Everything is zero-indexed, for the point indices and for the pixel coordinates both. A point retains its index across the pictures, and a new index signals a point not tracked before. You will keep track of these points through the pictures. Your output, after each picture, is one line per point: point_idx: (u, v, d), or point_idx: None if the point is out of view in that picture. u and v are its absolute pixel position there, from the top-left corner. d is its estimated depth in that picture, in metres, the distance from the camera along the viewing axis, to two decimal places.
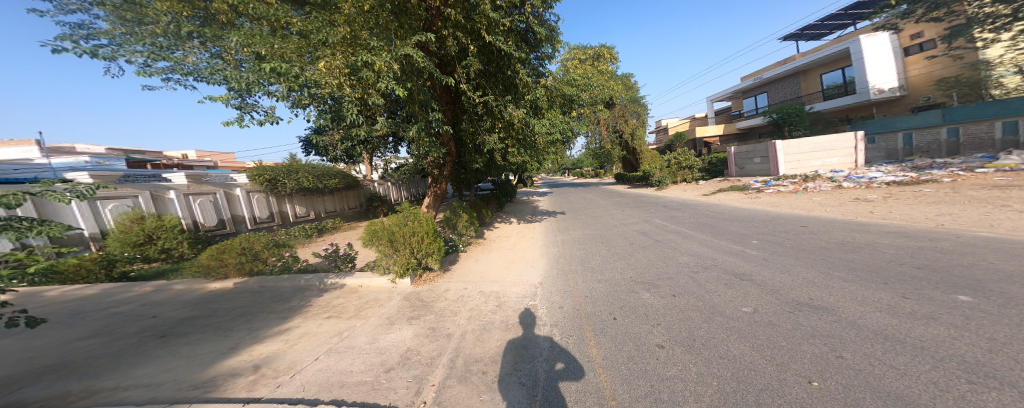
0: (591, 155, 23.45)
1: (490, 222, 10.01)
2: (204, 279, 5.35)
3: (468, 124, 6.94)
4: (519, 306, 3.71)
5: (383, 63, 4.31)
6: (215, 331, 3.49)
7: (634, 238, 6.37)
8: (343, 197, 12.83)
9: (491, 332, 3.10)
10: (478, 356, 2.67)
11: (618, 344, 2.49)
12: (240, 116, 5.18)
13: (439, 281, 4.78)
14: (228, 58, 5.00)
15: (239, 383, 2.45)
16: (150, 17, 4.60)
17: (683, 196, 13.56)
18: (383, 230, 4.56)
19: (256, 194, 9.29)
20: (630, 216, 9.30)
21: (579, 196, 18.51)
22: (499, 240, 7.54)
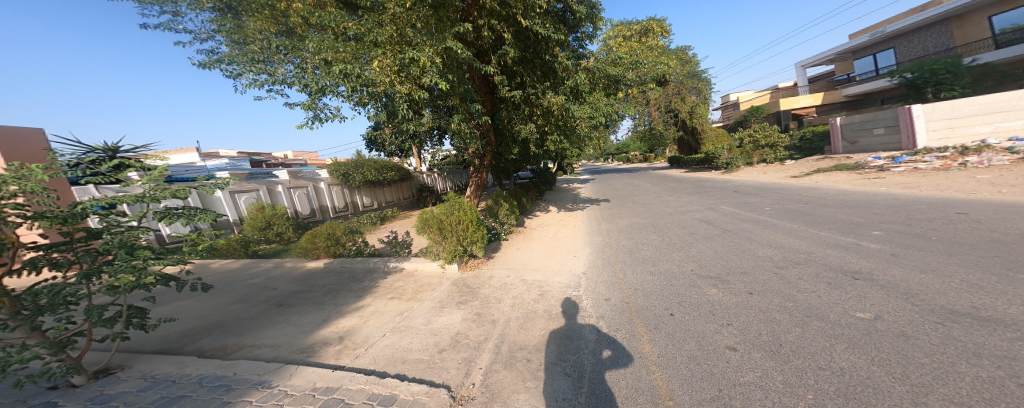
0: (643, 138, 21.70)
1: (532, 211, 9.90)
2: (304, 259, 6.30)
3: (506, 113, 6.81)
4: (564, 295, 3.53)
5: (426, 58, 4.42)
6: (312, 304, 4.07)
7: (695, 227, 5.60)
8: (401, 187, 13.71)
9: (535, 320, 2.99)
10: (523, 344, 2.59)
11: (678, 343, 2.16)
12: (312, 116, 5.93)
13: (484, 267, 4.88)
14: (302, 65, 5.84)
15: (328, 351, 2.81)
16: (249, 36, 5.62)
17: (763, 179, 11.52)
18: (433, 219, 4.79)
19: (335, 187, 10.66)
20: (689, 203, 8.21)
21: (627, 182, 17.21)
22: (540, 229, 7.38)
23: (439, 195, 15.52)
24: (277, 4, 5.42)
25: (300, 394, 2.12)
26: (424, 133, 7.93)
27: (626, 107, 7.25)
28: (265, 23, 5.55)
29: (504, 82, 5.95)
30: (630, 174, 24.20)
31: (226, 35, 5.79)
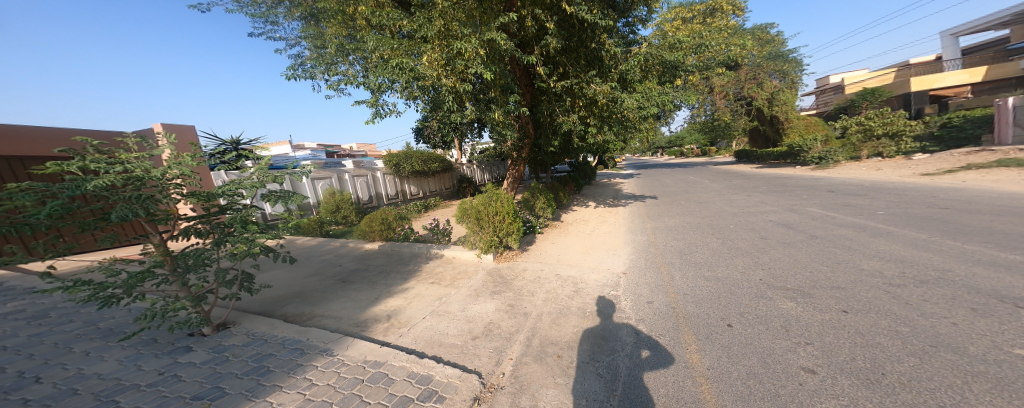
0: (704, 128, 19.82)
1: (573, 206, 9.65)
2: (361, 240, 6.95)
3: (546, 105, 6.62)
4: (600, 294, 3.41)
5: (471, 50, 4.49)
6: (366, 283, 4.50)
7: (768, 232, 4.97)
8: (443, 179, 14.24)
9: (568, 317, 2.94)
10: (554, 339, 2.57)
11: (732, 356, 1.97)
12: (374, 112, 6.47)
13: (518, 260, 4.92)
14: (364, 64, 6.37)
15: (377, 327, 3.09)
16: (327, 41, 6.37)
17: (876, 178, 9.66)
18: (471, 209, 4.94)
19: (388, 175, 11.50)
20: (762, 204, 7.27)
21: (680, 177, 15.90)
22: (576, 224, 7.19)
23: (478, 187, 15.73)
24: (345, 8, 5.95)
25: (354, 364, 2.37)
26: (465, 125, 8.21)
27: (681, 96, 6.62)
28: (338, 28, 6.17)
29: (546, 72, 5.80)
30: (687, 168, 22.19)
31: (311, 42, 6.74)
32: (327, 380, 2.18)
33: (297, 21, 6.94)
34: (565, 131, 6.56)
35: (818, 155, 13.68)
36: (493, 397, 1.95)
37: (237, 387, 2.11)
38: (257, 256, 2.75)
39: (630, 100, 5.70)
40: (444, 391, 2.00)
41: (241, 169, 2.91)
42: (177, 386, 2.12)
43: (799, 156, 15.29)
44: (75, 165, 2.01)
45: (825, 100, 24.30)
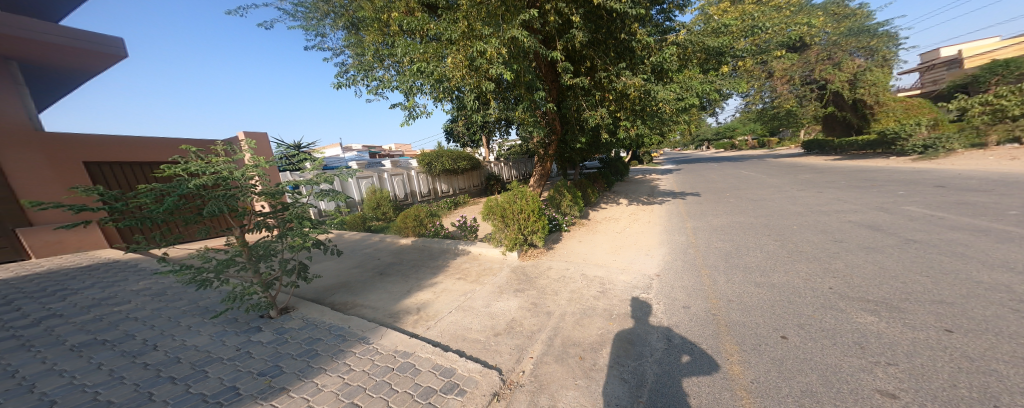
0: (762, 117, 17.97)
1: (604, 203, 9.33)
2: (397, 235, 7.30)
3: (572, 100, 6.44)
4: (629, 296, 3.26)
5: (492, 49, 4.48)
6: (400, 276, 4.73)
7: (845, 235, 4.37)
8: (472, 176, 14.40)
9: (593, 318, 2.85)
10: (576, 340, 2.52)
11: (778, 372, 1.80)
12: (408, 114, 6.75)
13: (544, 258, 4.87)
14: (397, 69, 6.66)
15: (407, 319, 3.25)
16: (364, 49, 6.75)
17: (1008, 170, 7.91)
18: (497, 206, 4.98)
19: (421, 174, 11.96)
20: (840, 202, 6.35)
21: (729, 172, 14.64)
22: (606, 222, 6.95)
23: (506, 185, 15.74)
24: (380, 16, 6.24)
25: (386, 352, 2.53)
26: (492, 124, 8.31)
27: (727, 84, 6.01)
28: (374, 36, 6.52)
29: (568, 67, 5.63)
30: (736, 162, 20.36)
31: (353, 50, 7.14)
32: (363, 366, 2.34)
33: (341, 31, 7.40)
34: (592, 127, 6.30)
35: (923, 143, 11.56)
36: (512, 395, 1.97)
37: (291, 367, 2.34)
38: (311, 249, 3.10)
39: (664, 92, 5.32)
40: (465, 385, 2.06)
41: (302, 169, 3.15)
42: (246, 361, 2.42)
43: (894, 144, 13.15)
44: (178, 171, 2.44)
45: (935, 78, 20.28)
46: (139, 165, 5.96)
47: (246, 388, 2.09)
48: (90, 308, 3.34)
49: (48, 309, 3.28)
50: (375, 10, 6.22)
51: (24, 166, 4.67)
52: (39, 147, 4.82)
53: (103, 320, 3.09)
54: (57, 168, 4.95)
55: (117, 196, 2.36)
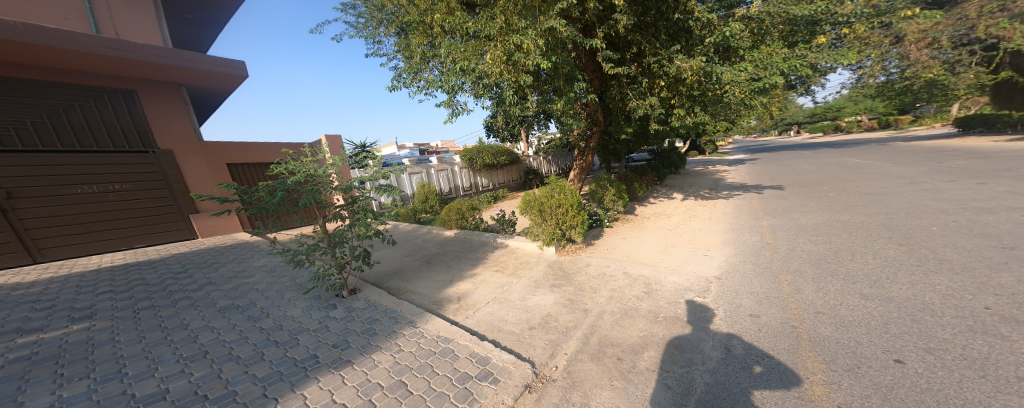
0: (872, 94, 14.75)
1: (654, 198, 8.69)
2: (442, 227, 7.65)
3: (616, 89, 6.10)
4: (678, 299, 2.98)
5: (530, 41, 4.41)
6: (443, 266, 4.98)
7: (1014, 241, 3.35)
8: (512, 170, 14.42)
9: (636, 319, 2.67)
10: (614, 340, 2.40)
11: (871, 400, 1.51)
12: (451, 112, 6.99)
13: (582, 254, 4.72)
14: (440, 69, 6.91)
15: (448, 308, 3.41)
16: (412, 51, 7.14)
17: None
18: (535, 201, 4.95)
19: (463, 169, 12.34)
20: (1004, 199, 4.88)
21: (817, 162, 12.46)
22: (656, 218, 6.48)
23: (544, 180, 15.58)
24: (423, 19, 6.54)
25: (430, 337, 2.69)
26: (531, 117, 8.24)
27: (821, 57, 4.98)
28: (420, 38, 6.85)
29: (611, 56, 5.31)
30: (825, 150, 17.26)
31: (402, 53, 7.56)
32: (411, 348, 2.52)
33: (393, 36, 7.86)
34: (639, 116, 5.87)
35: None
36: (544, 389, 1.97)
37: (356, 342, 2.62)
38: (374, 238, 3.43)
39: (728, 73, 4.70)
40: (499, 374, 2.11)
41: (365, 166, 3.44)
42: (324, 333, 2.79)
43: None
44: (277, 169, 2.92)
45: None
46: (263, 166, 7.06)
47: (324, 357, 2.42)
48: (232, 278, 4.16)
49: (207, 277, 4.20)
50: (419, 13, 6.51)
51: (192, 167, 6.03)
52: (201, 153, 6.13)
53: (239, 288, 3.82)
54: (212, 169, 6.25)
55: (244, 191, 2.95)
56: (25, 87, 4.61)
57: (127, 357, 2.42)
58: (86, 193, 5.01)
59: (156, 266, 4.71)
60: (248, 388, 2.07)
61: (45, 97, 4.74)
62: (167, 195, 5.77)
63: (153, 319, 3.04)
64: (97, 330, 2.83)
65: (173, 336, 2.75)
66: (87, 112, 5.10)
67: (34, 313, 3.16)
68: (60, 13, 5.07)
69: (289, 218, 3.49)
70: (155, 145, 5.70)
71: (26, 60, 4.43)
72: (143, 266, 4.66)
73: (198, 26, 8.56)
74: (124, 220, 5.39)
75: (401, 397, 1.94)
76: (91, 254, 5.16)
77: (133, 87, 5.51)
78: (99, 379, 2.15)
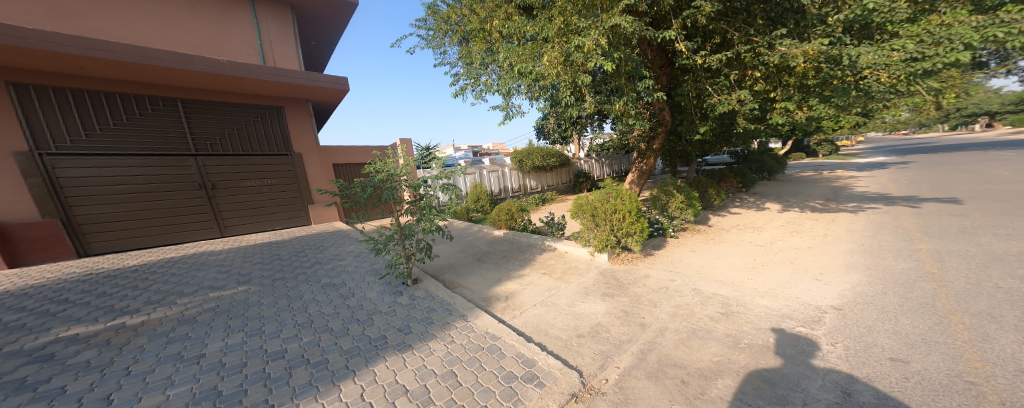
0: None
1: (733, 208, 7.59)
2: (491, 226, 7.79)
3: (690, 85, 5.51)
4: (771, 326, 2.51)
5: (592, 41, 4.26)
6: (492, 265, 5.06)
7: None
8: (562, 173, 14.15)
9: (709, 342, 2.36)
10: (678, 360, 2.19)
11: None
12: (505, 114, 7.13)
13: (639, 264, 4.39)
14: (496, 73, 7.10)
15: (497, 306, 3.47)
16: (473, 57, 7.45)
17: None
18: (587, 205, 4.77)
19: (513, 170, 12.49)
20: None
21: (970, 171, 9.64)
22: (735, 230, 5.69)
23: (595, 184, 15.01)
24: (484, 26, 6.83)
25: (479, 332, 2.77)
26: (585, 119, 7.98)
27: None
28: (480, 43, 7.15)
29: (693, 45, 4.78)
30: (1011, 153, 12.70)
31: (464, 61, 7.95)
32: (462, 340, 2.62)
33: (457, 44, 8.29)
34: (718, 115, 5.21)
35: None
36: (592, 400, 1.88)
37: (416, 328, 2.82)
38: (438, 233, 3.68)
39: (869, 53, 3.61)
40: (545, 379, 2.07)
41: (431, 166, 3.67)
42: (393, 316, 3.07)
43: None
44: (370, 167, 3.29)
45: None
46: (354, 165, 8.42)
47: (391, 338, 2.65)
48: (330, 259, 4.88)
49: (315, 257, 5.02)
50: (480, 21, 6.79)
51: (311, 166, 7.62)
52: (316, 155, 7.72)
53: (335, 269, 4.43)
54: (322, 168, 7.79)
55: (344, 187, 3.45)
56: (223, 107, 6.53)
57: (265, 317, 3.05)
58: (252, 187, 6.82)
59: (259, 247, 5.65)
60: (335, 357, 2.38)
61: (233, 115, 6.65)
62: (295, 189, 7.41)
63: (282, 288, 3.76)
64: (250, 293, 3.64)
65: (293, 304, 3.34)
66: (255, 124, 6.90)
67: (218, 274, 4.28)
68: (244, 50, 6.88)
69: (374, 210, 3.93)
70: (292, 149, 7.38)
71: (225, 87, 6.24)
72: (282, 245, 5.87)
73: (313, 49, 10.34)
74: (269, 208, 7.08)
75: (450, 387, 2.03)
76: (253, 232, 6.93)
77: (282, 104, 7.23)
78: (248, 333, 2.76)
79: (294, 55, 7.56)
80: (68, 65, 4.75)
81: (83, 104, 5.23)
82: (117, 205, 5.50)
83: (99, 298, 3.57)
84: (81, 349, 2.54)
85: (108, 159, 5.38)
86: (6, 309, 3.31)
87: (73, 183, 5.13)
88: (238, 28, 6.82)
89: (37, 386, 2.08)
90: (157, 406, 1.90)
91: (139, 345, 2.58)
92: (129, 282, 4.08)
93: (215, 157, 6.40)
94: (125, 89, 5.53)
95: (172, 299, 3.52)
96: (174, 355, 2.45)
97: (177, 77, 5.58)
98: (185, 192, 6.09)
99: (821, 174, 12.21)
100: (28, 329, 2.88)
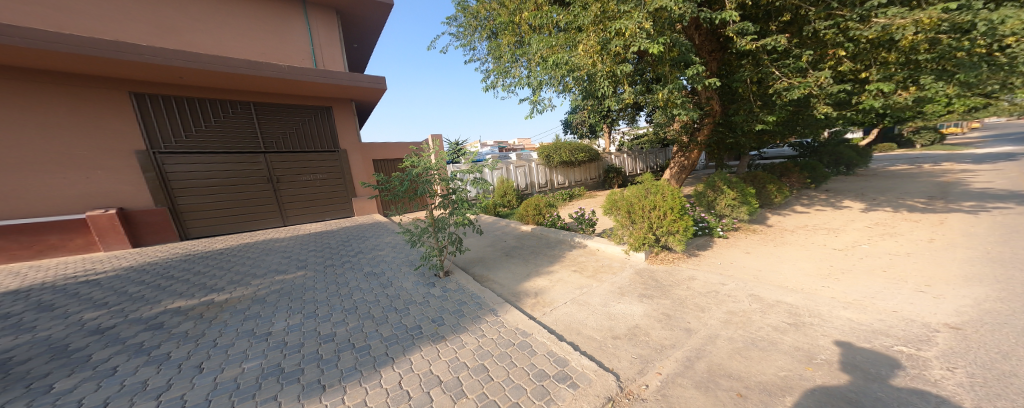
0: None
1: (799, 208, 6.83)
2: (519, 222, 7.80)
3: (749, 69, 4.99)
4: (860, 343, 2.20)
5: (635, 25, 4.03)
6: (521, 260, 5.08)
7: None
8: (591, 168, 13.78)
9: (773, 354, 2.15)
10: (733, 371, 2.04)
11: None
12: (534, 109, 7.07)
13: (681, 265, 4.15)
14: (527, 65, 7.04)
15: (526, 302, 3.47)
16: (503, 52, 7.44)
17: None
18: (622, 201, 4.59)
19: (541, 165, 12.37)
20: None
21: None
22: (793, 232, 5.16)
23: (627, 179, 14.48)
24: (514, 18, 6.76)
25: (508, 327, 2.77)
26: (618, 110, 7.71)
27: None
28: (510, 36, 7.11)
29: (752, 27, 4.32)
30: None
31: (493, 55, 7.99)
32: (493, 335, 2.64)
33: (486, 40, 8.36)
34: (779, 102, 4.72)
35: None
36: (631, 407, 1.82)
37: (449, 320, 2.89)
38: (469, 226, 3.76)
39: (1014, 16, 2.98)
40: (578, 380, 2.03)
41: (462, 161, 3.71)
42: (427, 307, 3.17)
43: None
44: (406, 161, 3.43)
45: None
46: (392, 161, 8.76)
47: (425, 329, 2.74)
48: (371, 249, 5.17)
49: (358, 246, 5.35)
50: (510, 15, 6.77)
51: (355, 162, 8.07)
52: (360, 150, 8.13)
53: (375, 258, 4.69)
54: (364, 163, 8.20)
55: (382, 182, 3.61)
56: (281, 109, 7.13)
57: (319, 301, 3.29)
58: (306, 181, 7.40)
59: (307, 237, 6.10)
60: (377, 344, 2.50)
61: (291, 116, 7.23)
62: (342, 183, 7.92)
63: (332, 274, 4.03)
64: (307, 278, 3.96)
65: (341, 290, 3.58)
66: (309, 124, 7.44)
67: (281, 259, 4.73)
68: (302, 56, 7.46)
69: (410, 203, 4.07)
70: (340, 146, 7.84)
71: (283, 90, 6.80)
72: (331, 234, 6.28)
73: (355, 52, 10.91)
74: (321, 201, 7.64)
75: (482, 381, 2.06)
76: (307, 222, 7.52)
77: (330, 104, 7.71)
78: (305, 315, 3.00)
79: (341, 58, 8.02)
80: (171, 76, 5.52)
81: (184, 109, 6.10)
82: (216, 194, 6.39)
83: (195, 275, 4.11)
84: (182, 320, 2.93)
85: (200, 156, 6.20)
86: (131, 282, 3.93)
87: (184, 177, 6.10)
88: (295, 35, 7.37)
89: (150, 351, 2.45)
90: (235, 378, 2.12)
91: (223, 320, 2.93)
92: (212, 263, 4.62)
93: (279, 154, 7.04)
94: (211, 95, 6.30)
95: (249, 279, 3.94)
96: (248, 331, 2.73)
97: (244, 83, 6.17)
98: (255, 186, 6.77)
99: (922, 170, 10.38)
100: (143, 300, 3.39)
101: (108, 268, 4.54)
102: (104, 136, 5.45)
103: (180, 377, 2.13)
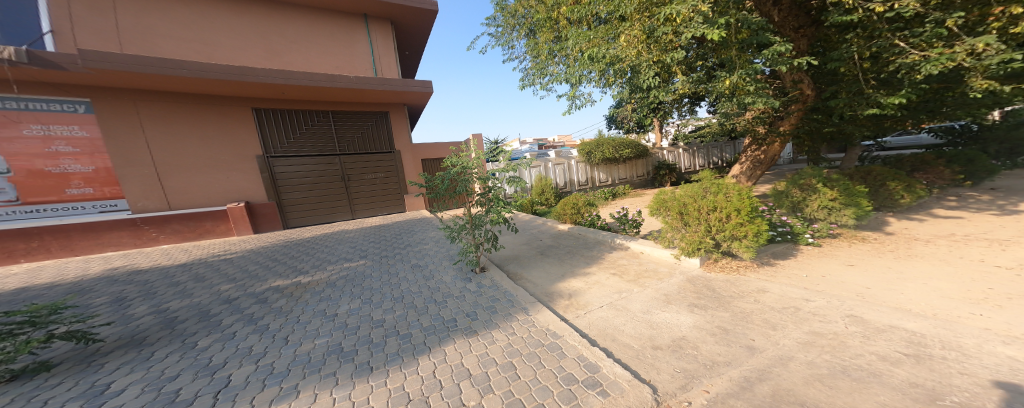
0: None
1: (914, 213, 5.61)
2: (557, 220, 7.60)
3: (842, 50, 4.23)
4: (1006, 386, 1.73)
5: (689, 8, 3.66)
6: (557, 260, 4.94)
7: None
8: (636, 165, 13.01)
9: (872, 387, 1.81)
10: (806, 400, 1.76)
11: None
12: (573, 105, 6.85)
13: (748, 275, 3.70)
14: (565, 59, 6.84)
15: (559, 303, 3.34)
16: (541, 48, 7.31)
17: None
18: (673, 202, 4.22)
19: (580, 162, 11.99)
20: None
21: None
22: (891, 243, 4.35)
23: (682, 176, 13.29)
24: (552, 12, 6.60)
25: (539, 327, 2.69)
26: (669, 102, 7.14)
27: None
28: (548, 31, 6.96)
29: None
30: None
31: (532, 53, 7.88)
32: (523, 334, 2.58)
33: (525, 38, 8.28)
34: (900, 78, 3.84)
35: None
36: None
37: (482, 316, 2.89)
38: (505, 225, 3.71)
39: None
40: (609, 388, 1.89)
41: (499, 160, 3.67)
42: (463, 301, 3.20)
43: None
44: (447, 161, 3.53)
45: None
46: (436, 161, 9.03)
47: (460, 322, 2.76)
48: (414, 242, 5.43)
49: (405, 239, 5.65)
50: (547, 11, 6.62)
51: (407, 162, 8.47)
52: (410, 151, 8.53)
53: (420, 251, 4.91)
54: (414, 163, 8.58)
55: (428, 179, 3.73)
56: (349, 115, 7.72)
57: (375, 289, 3.51)
58: (366, 179, 7.94)
59: (361, 230, 6.56)
60: (417, 334, 2.57)
61: (358, 120, 7.83)
62: (398, 182, 8.38)
63: (385, 265, 4.29)
64: (366, 266, 4.26)
65: (393, 279, 3.78)
66: (371, 128, 8.01)
67: (345, 248, 5.16)
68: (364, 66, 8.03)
69: (451, 201, 4.15)
70: (394, 147, 8.29)
71: (348, 98, 7.38)
72: (387, 228, 6.67)
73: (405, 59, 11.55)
74: (378, 198, 8.17)
75: (509, 379, 2.01)
76: (371, 216, 8.12)
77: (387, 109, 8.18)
78: (364, 300, 3.21)
79: (396, 65, 8.47)
80: (276, 91, 6.50)
81: (287, 118, 7.15)
82: (308, 192, 7.33)
83: (290, 259, 4.68)
84: (278, 297, 3.31)
85: (296, 159, 7.17)
86: (251, 261, 4.63)
87: (286, 177, 7.13)
88: (359, 47, 7.95)
89: (256, 322, 2.80)
90: (308, 353, 2.31)
91: (305, 299, 3.25)
92: (301, 249, 5.20)
93: (349, 156, 7.70)
94: (299, 106, 7.21)
95: (324, 264, 4.35)
96: (322, 311, 2.98)
97: (320, 93, 6.85)
98: (328, 184, 7.52)
99: None
100: (257, 277, 3.94)
101: (238, 249, 5.41)
102: (229, 142, 6.62)
103: (273, 347, 2.39)
